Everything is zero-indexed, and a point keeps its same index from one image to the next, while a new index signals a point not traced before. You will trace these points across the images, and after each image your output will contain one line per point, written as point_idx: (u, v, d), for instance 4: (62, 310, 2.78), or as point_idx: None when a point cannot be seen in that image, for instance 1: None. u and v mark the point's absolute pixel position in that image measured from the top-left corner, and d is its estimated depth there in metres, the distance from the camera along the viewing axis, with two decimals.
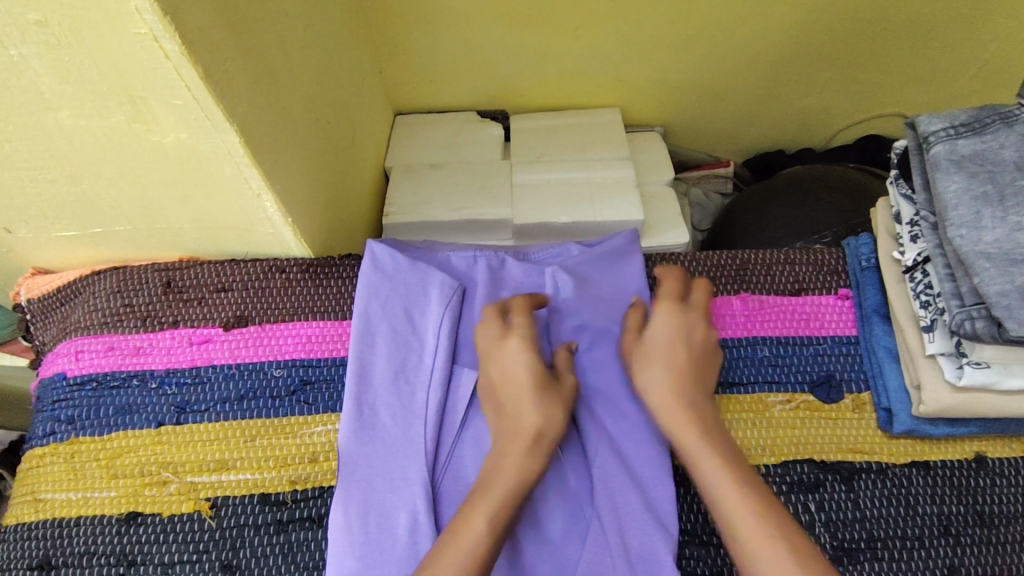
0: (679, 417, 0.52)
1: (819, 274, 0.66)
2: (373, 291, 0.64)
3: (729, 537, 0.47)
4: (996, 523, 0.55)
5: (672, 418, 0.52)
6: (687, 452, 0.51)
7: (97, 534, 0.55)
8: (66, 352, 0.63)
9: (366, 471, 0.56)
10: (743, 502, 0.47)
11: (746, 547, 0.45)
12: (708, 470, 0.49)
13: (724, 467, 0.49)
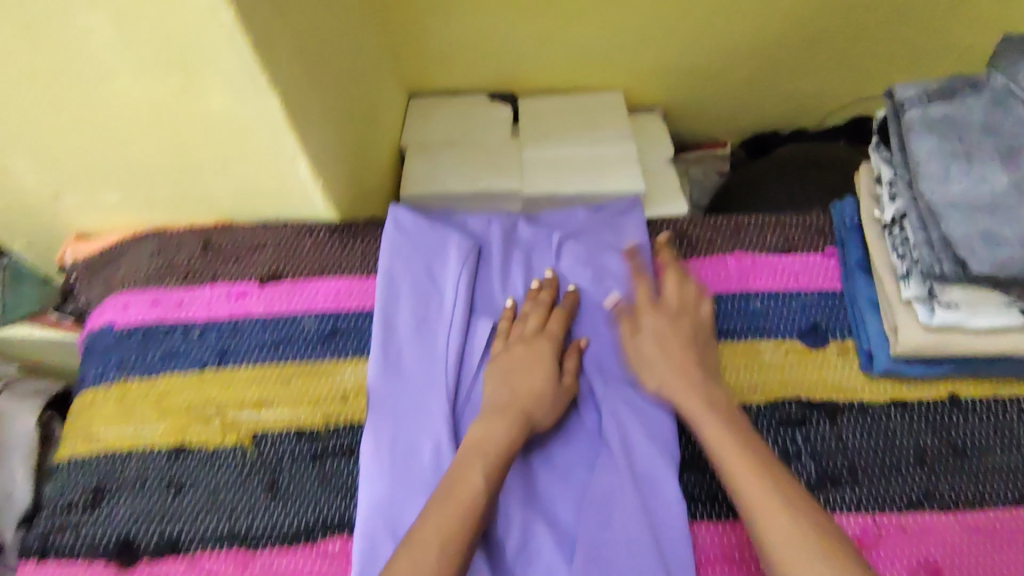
0: (702, 412, 0.56)
1: (808, 235, 0.71)
2: (397, 250, 0.69)
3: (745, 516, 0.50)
4: (968, 454, 0.61)
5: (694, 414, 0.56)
6: (715, 451, 0.54)
7: (149, 463, 0.61)
8: (114, 305, 0.69)
9: (393, 405, 0.61)
10: (760, 484, 0.50)
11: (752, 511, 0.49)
12: (726, 462, 0.52)
13: (754, 471, 0.51)
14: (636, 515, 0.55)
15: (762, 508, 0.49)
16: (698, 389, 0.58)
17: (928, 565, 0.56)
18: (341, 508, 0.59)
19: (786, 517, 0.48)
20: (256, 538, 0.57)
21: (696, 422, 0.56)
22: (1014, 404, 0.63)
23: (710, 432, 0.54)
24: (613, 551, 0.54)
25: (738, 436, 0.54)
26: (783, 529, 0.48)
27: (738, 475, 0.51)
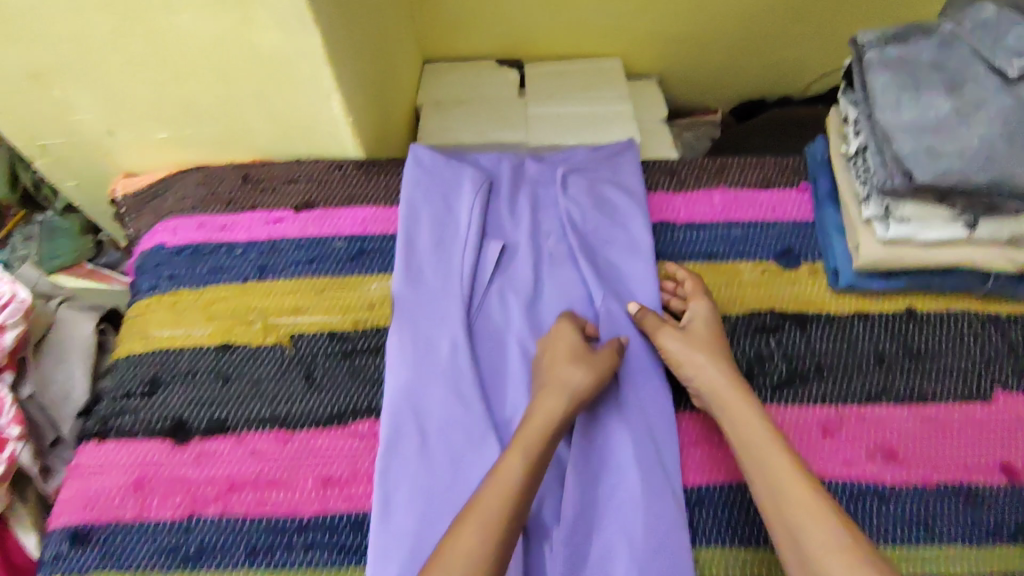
0: (752, 418, 0.60)
1: (784, 174, 0.80)
2: (417, 182, 0.77)
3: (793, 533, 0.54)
4: (922, 356, 0.69)
5: (745, 420, 0.60)
6: (768, 465, 0.57)
7: (198, 360, 0.69)
8: (163, 229, 0.77)
9: (415, 309, 0.69)
10: (810, 497, 0.55)
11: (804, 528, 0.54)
12: (780, 474, 0.57)
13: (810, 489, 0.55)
14: (624, 398, 0.66)
15: (804, 510, 0.54)
16: (753, 408, 0.61)
17: (882, 447, 0.65)
18: (368, 397, 0.67)
19: (828, 518, 0.54)
20: (295, 421, 0.65)
21: (751, 437, 0.59)
22: (964, 316, 0.71)
23: (760, 439, 0.59)
24: (605, 425, 0.65)
25: (784, 445, 0.59)
26: (824, 530, 0.53)
27: (787, 480, 0.56)
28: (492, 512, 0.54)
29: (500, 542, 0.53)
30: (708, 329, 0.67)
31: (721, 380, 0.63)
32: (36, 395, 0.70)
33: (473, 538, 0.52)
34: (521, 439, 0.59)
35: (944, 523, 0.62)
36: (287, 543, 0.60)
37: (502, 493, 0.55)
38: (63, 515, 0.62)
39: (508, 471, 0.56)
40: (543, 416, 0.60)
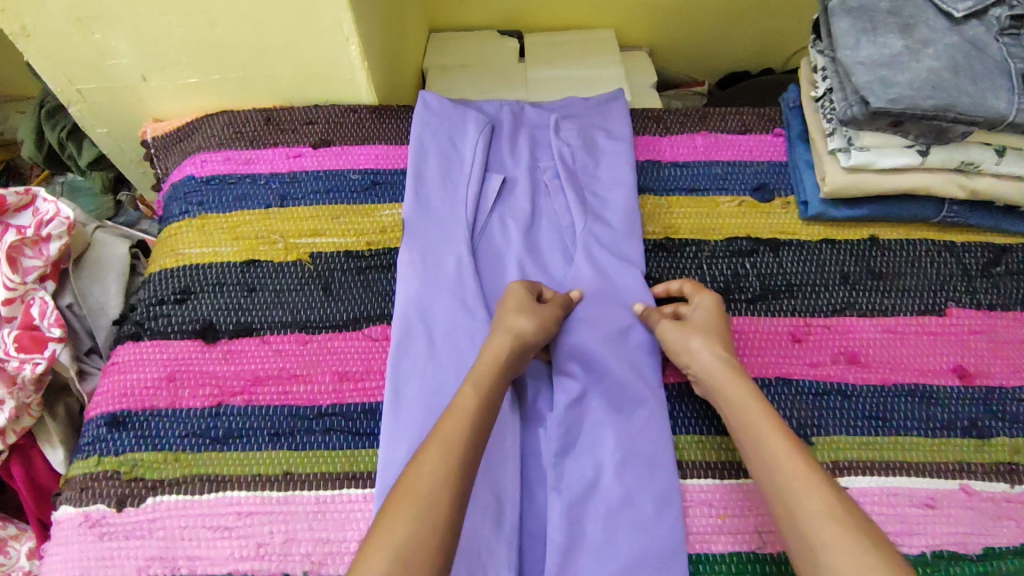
0: (746, 398, 0.60)
1: (760, 121, 0.87)
2: (425, 123, 0.84)
3: (785, 502, 0.52)
4: (883, 276, 0.76)
5: (740, 401, 0.60)
6: (762, 436, 0.57)
7: (225, 273, 0.75)
8: (192, 162, 0.84)
9: (423, 231, 0.76)
10: (804, 468, 0.53)
11: (795, 495, 0.52)
12: (773, 445, 0.56)
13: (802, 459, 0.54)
14: (604, 313, 0.72)
15: (797, 479, 0.53)
16: (747, 388, 0.61)
17: (845, 352, 0.71)
18: (381, 305, 0.74)
19: (823, 488, 0.52)
20: (314, 324, 0.72)
21: (746, 411, 0.59)
22: (923, 244, 0.78)
23: (754, 415, 0.58)
24: (581, 340, 0.70)
25: (782, 426, 0.57)
26: (817, 498, 0.51)
27: (781, 454, 0.55)
28: (454, 433, 0.56)
29: (461, 473, 0.53)
30: (711, 319, 0.68)
31: (715, 363, 0.63)
32: (74, 304, 0.76)
33: (435, 459, 0.54)
34: (472, 371, 0.62)
35: (900, 417, 0.68)
36: (307, 427, 0.66)
37: (461, 418, 0.57)
38: (100, 406, 0.68)
39: (463, 399, 0.59)
40: (491, 354, 0.63)
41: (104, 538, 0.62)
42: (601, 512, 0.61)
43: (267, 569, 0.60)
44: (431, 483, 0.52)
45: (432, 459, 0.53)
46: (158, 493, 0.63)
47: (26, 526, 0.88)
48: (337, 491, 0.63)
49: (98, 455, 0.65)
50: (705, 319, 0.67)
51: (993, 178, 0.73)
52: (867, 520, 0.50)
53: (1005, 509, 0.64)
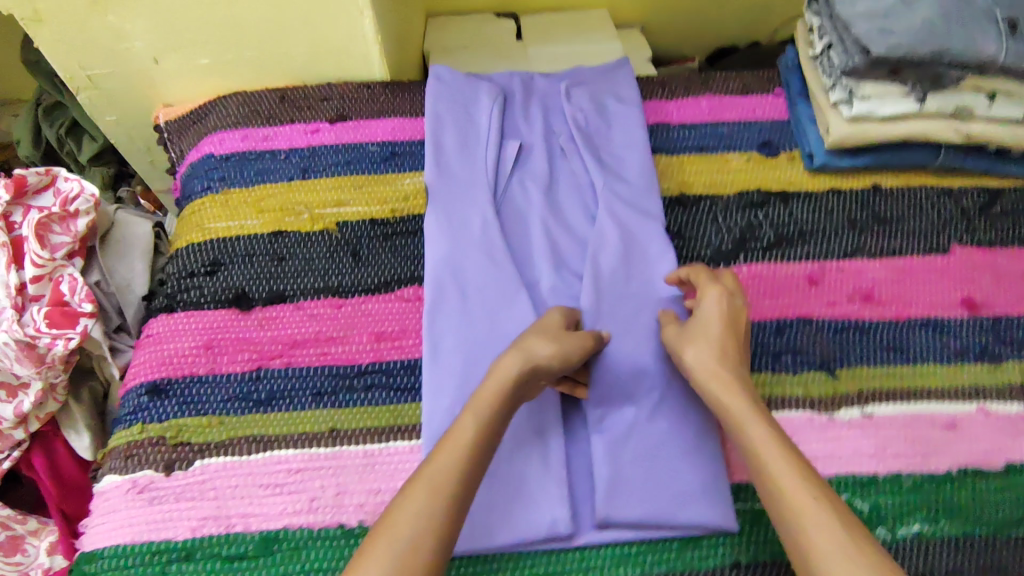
0: (749, 417, 0.58)
1: (761, 83, 0.91)
2: (439, 94, 0.85)
3: (794, 538, 0.52)
4: (889, 220, 0.80)
5: (744, 424, 0.58)
6: (767, 461, 0.55)
7: (253, 244, 0.76)
8: (211, 141, 0.85)
9: (447, 194, 0.77)
10: (809, 500, 0.52)
11: (803, 530, 0.51)
12: (776, 471, 0.55)
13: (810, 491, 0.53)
14: (631, 263, 0.74)
15: (805, 512, 0.52)
16: (749, 406, 0.59)
17: (860, 291, 0.75)
18: (412, 268, 0.75)
19: (833, 523, 0.51)
20: (347, 288, 0.73)
21: (751, 432, 0.57)
22: (923, 189, 0.82)
23: (761, 440, 0.57)
24: (612, 291, 0.72)
25: (790, 453, 0.56)
26: (826, 531, 0.50)
27: (788, 486, 0.53)
28: (445, 468, 0.55)
29: (447, 514, 0.52)
30: (711, 321, 0.64)
31: (713, 381, 0.61)
32: (101, 282, 0.77)
33: (419, 499, 0.53)
34: (475, 397, 0.60)
35: (916, 350, 0.71)
36: (349, 385, 0.68)
37: (456, 450, 0.56)
38: (138, 375, 0.68)
39: (463, 427, 0.57)
40: (501, 376, 0.60)
41: (154, 502, 0.62)
42: (641, 448, 0.64)
43: (323, 521, 0.60)
44: (415, 522, 0.51)
45: (417, 496, 0.53)
46: (206, 455, 0.64)
47: (47, 519, 0.85)
48: (384, 444, 0.65)
49: (141, 423, 0.65)
50: (715, 313, 0.65)
51: (987, 122, 0.77)
52: (878, 552, 0.49)
53: (1022, 427, 0.67)
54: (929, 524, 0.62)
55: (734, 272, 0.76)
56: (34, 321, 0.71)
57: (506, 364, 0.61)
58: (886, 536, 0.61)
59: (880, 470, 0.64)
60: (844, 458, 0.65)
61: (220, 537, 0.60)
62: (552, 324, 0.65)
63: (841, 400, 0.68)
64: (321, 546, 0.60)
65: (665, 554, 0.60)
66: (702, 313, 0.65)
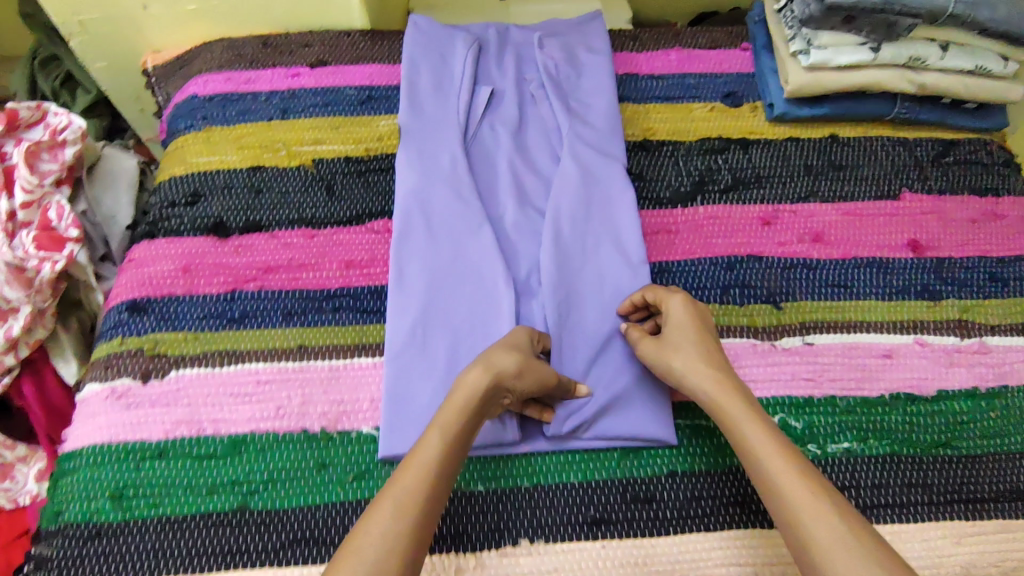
0: (745, 416, 0.58)
1: (729, 38, 0.94)
2: (416, 42, 0.87)
3: (798, 537, 0.51)
4: (844, 167, 0.83)
5: (739, 423, 0.57)
6: (762, 461, 0.55)
7: (232, 178, 0.80)
8: (195, 83, 0.88)
9: (419, 134, 0.80)
10: (812, 498, 0.51)
11: (806, 526, 0.50)
12: (776, 469, 0.54)
13: (811, 489, 0.52)
14: (590, 202, 0.77)
15: (805, 508, 0.51)
16: (741, 402, 0.59)
17: (811, 232, 0.78)
18: (382, 203, 0.79)
19: (835, 518, 0.50)
20: (319, 220, 0.77)
21: (749, 430, 0.57)
22: (879, 140, 0.85)
23: (758, 439, 0.56)
24: (571, 227, 0.75)
25: (788, 450, 0.55)
26: (828, 527, 0.50)
27: (789, 483, 0.53)
28: (408, 487, 0.52)
29: (411, 535, 0.50)
30: (684, 324, 0.64)
31: (702, 381, 0.61)
32: (88, 212, 0.82)
33: (387, 516, 0.50)
34: (438, 414, 0.57)
35: (860, 287, 0.75)
36: (318, 307, 0.72)
37: (419, 468, 0.53)
38: (120, 295, 0.72)
39: (426, 448, 0.55)
40: (464, 392, 0.57)
41: (131, 407, 0.66)
42: (589, 367, 0.68)
43: (288, 426, 0.65)
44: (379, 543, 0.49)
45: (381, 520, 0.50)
46: (181, 366, 0.68)
47: (36, 447, 0.85)
48: (350, 360, 0.69)
49: (121, 336, 0.69)
50: (684, 316, 0.64)
51: (938, 73, 0.80)
52: (882, 546, 0.48)
53: (956, 357, 0.71)
54: (857, 442, 0.66)
55: (691, 213, 0.79)
56: (23, 245, 0.75)
57: (469, 382, 0.58)
58: (817, 451, 0.66)
59: (815, 393, 0.68)
60: (782, 380, 0.69)
61: (191, 439, 0.64)
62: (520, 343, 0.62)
63: (783, 329, 0.72)
64: (285, 448, 0.64)
65: (606, 462, 0.65)
66: (673, 319, 0.65)
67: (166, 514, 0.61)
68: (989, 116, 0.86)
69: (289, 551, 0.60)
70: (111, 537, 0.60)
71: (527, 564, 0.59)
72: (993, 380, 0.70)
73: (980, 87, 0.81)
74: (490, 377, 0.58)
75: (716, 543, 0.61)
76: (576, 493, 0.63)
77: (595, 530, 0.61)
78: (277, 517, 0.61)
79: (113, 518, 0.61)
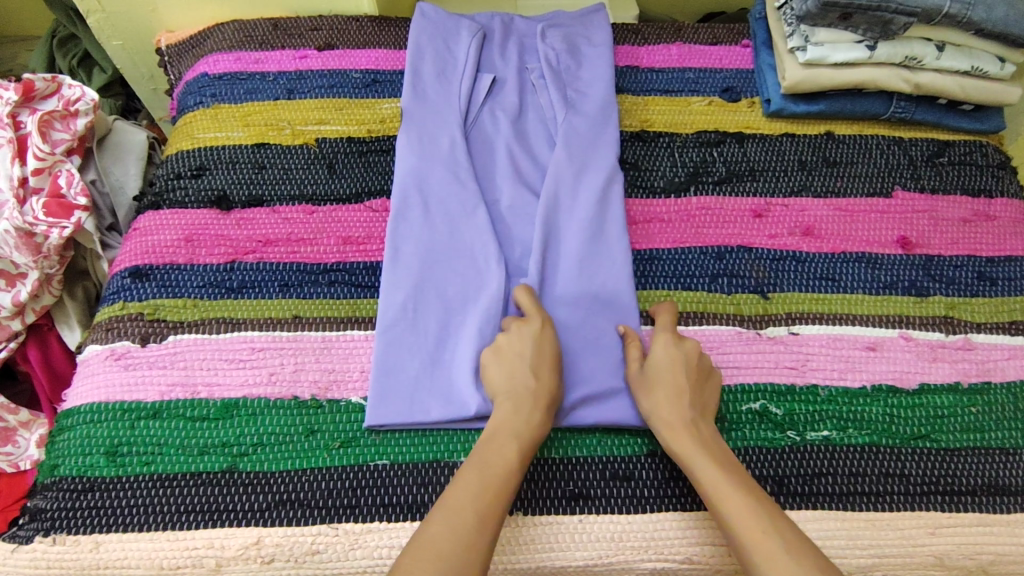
0: (701, 457, 0.58)
1: (731, 34, 0.95)
2: (422, 28, 0.89)
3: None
4: (838, 164, 0.84)
5: (697, 464, 0.58)
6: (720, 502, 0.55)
7: (237, 154, 0.82)
8: (205, 62, 0.90)
9: (420, 118, 0.82)
10: (775, 542, 0.52)
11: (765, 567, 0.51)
12: (732, 512, 0.54)
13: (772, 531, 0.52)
14: (580, 193, 0.78)
15: (765, 550, 0.52)
16: (698, 444, 0.59)
17: (801, 225, 0.79)
18: (381, 182, 0.81)
19: (787, 562, 0.50)
20: (319, 198, 0.79)
21: (706, 472, 0.57)
22: (874, 138, 0.86)
23: (714, 484, 0.56)
24: (562, 217, 0.76)
25: (747, 492, 0.55)
26: (781, 570, 0.50)
27: (744, 526, 0.53)
28: (480, 489, 0.54)
29: (490, 526, 0.53)
30: (661, 369, 0.64)
31: (664, 420, 0.62)
32: (98, 180, 0.86)
33: (465, 515, 0.53)
34: (503, 432, 0.59)
35: (848, 281, 0.76)
36: (314, 280, 0.73)
37: (502, 479, 0.56)
38: (123, 262, 0.75)
39: (501, 458, 0.57)
40: (526, 416, 0.60)
41: (129, 368, 0.68)
42: (576, 349, 0.69)
43: (279, 393, 0.67)
44: (456, 542, 0.51)
45: (458, 518, 0.52)
46: (178, 332, 0.70)
47: (36, 412, 0.87)
48: (342, 332, 0.71)
49: (123, 301, 0.72)
50: (669, 355, 0.65)
51: (934, 73, 0.81)
52: None
53: (940, 352, 0.72)
54: (837, 431, 0.67)
55: (683, 202, 0.80)
56: (34, 211, 0.77)
57: (529, 415, 0.60)
58: (796, 438, 0.67)
59: (798, 381, 0.70)
60: (765, 368, 0.70)
61: (186, 401, 0.66)
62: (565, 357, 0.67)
63: (769, 319, 0.73)
64: (275, 413, 0.66)
65: (587, 440, 0.66)
66: (657, 356, 0.66)
67: (158, 471, 0.63)
68: (986, 118, 0.87)
69: (274, 511, 0.62)
70: (102, 492, 0.62)
71: (506, 535, 0.61)
72: (976, 376, 0.71)
73: (976, 88, 0.82)
74: (551, 399, 0.62)
75: (691, 523, 0.62)
76: (555, 469, 0.64)
77: (574, 505, 0.62)
78: (265, 479, 0.63)
79: (106, 474, 0.63)
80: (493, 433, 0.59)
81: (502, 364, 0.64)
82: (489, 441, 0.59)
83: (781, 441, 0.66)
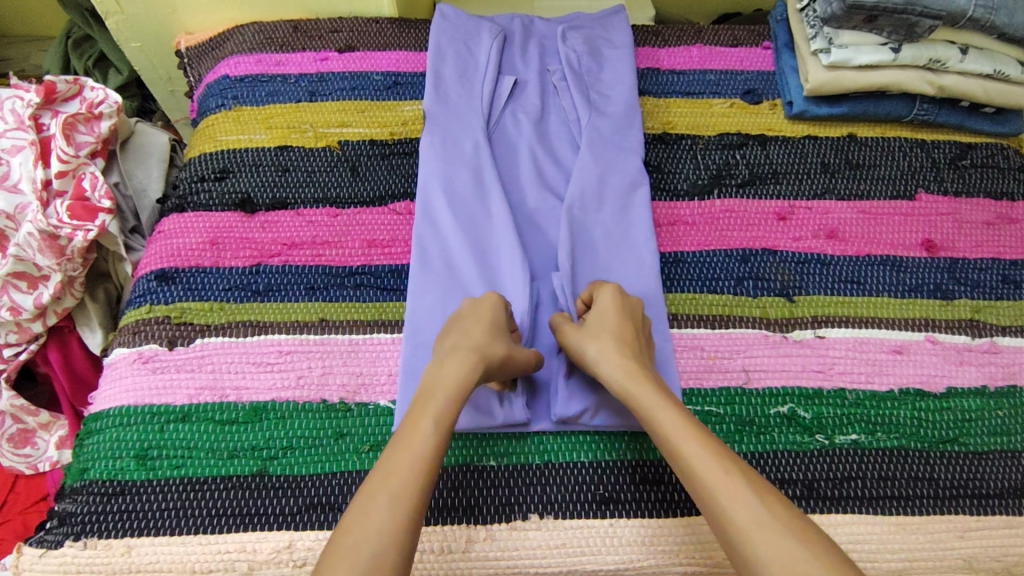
0: (658, 403, 0.58)
1: (751, 36, 0.95)
2: (443, 30, 0.89)
3: (721, 517, 0.51)
4: (861, 166, 0.84)
5: (654, 410, 0.58)
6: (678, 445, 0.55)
7: (260, 156, 0.82)
8: (226, 64, 0.90)
9: (442, 119, 0.82)
10: (732, 480, 0.52)
11: (723, 505, 0.51)
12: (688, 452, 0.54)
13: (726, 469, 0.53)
14: (602, 196, 0.78)
15: (721, 489, 0.52)
16: (652, 390, 0.60)
17: (826, 228, 0.79)
18: (404, 185, 0.81)
19: (750, 498, 0.51)
20: (344, 200, 0.79)
21: (662, 418, 0.57)
22: (897, 141, 0.86)
23: (667, 426, 0.56)
24: (585, 220, 0.76)
25: (702, 434, 0.55)
26: (744, 503, 0.50)
27: (698, 463, 0.54)
28: (405, 478, 0.53)
29: (413, 516, 0.51)
30: (606, 321, 0.65)
31: (614, 367, 0.62)
32: (120, 184, 0.86)
33: (384, 503, 0.51)
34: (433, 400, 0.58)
35: (873, 284, 0.76)
36: (339, 283, 0.73)
37: (415, 458, 0.54)
38: (149, 265, 0.75)
39: (420, 435, 0.55)
40: (455, 376, 0.60)
41: (157, 371, 0.68)
42: None
43: (308, 396, 0.67)
44: (376, 538, 0.49)
45: (379, 513, 0.50)
46: (205, 335, 0.70)
47: (57, 415, 0.87)
48: (369, 335, 0.71)
49: (149, 304, 0.72)
50: (610, 305, 0.66)
51: (957, 76, 0.81)
52: (792, 516, 0.50)
53: (966, 355, 0.72)
54: (865, 434, 0.67)
55: (707, 205, 0.80)
56: (57, 213, 0.77)
57: (451, 368, 0.60)
58: (825, 441, 0.67)
59: (825, 384, 0.70)
60: (792, 372, 0.70)
61: (215, 405, 0.66)
62: (503, 324, 0.65)
63: (795, 322, 0.73)
64: (305, 416, 0.66)
65: (614, 443, 0.66)
66: (598, 309, 0.67)
67: (189, 475, 0.63)
68: (1007, 121, 0.87)
69: (305, 514, 0.62)
70: (133, 495, 0.63)
71: (536, 538, 0.61)
72: (1002, 380, 0.71)
73: (999, 91, 0.82)
74: (479, 358, 0.61)
75: None
76: (585, 472, 0.64)
77: (603, 509, 0.62)
78: (295, 482, 0.63)
79: (137, 477, 0.63)
80: (420, 401, 0.59)
81: (448, 337, 0.64)
82: (410, 413, 0.58)
83: (810, 445, 0.66)
